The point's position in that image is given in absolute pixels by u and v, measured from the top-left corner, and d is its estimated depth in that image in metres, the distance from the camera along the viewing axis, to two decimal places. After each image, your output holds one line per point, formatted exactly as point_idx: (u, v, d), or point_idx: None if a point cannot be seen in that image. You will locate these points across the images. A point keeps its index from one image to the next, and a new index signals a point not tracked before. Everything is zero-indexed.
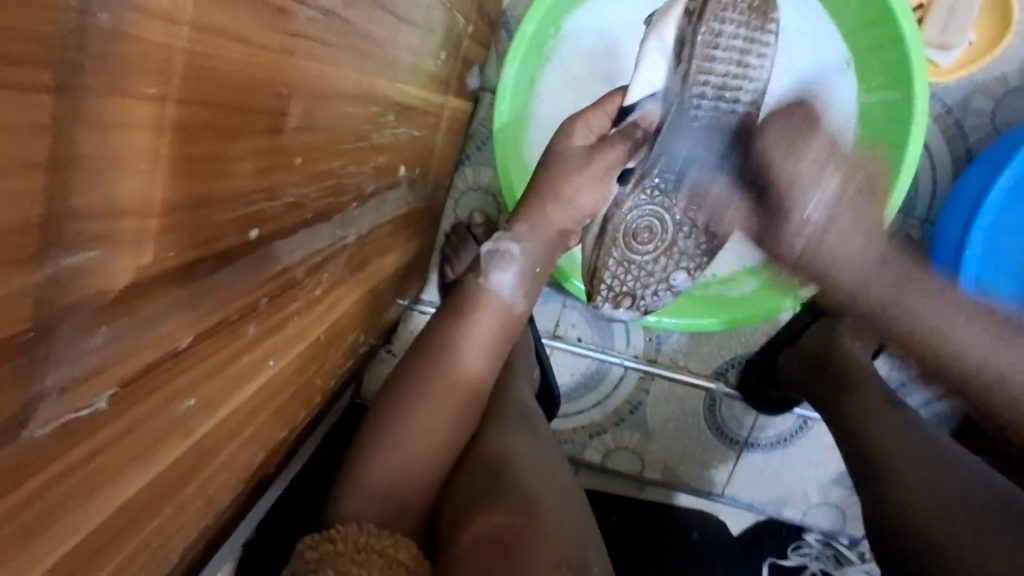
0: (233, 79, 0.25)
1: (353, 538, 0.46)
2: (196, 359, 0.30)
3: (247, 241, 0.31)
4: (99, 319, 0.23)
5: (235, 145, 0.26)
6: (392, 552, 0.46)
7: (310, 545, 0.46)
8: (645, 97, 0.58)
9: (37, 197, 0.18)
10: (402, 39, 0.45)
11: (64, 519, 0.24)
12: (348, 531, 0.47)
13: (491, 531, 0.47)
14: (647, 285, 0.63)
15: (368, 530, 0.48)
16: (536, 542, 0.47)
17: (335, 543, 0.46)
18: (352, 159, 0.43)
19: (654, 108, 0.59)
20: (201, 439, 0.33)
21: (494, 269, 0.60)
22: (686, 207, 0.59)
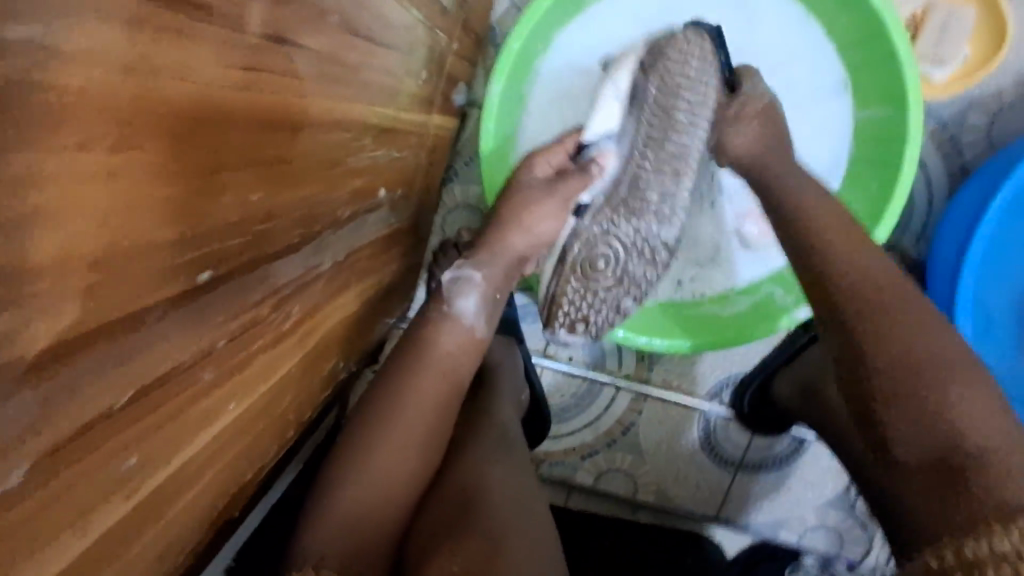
0: (169, 116, 0.22)
1: None
2: (142, 412, 0.28)
3: (202, 283, 0.29)
4: (18, 385, 0.20)
5: (179, 188, 0.24)
6: None
7: None
8: (600, 138, 0.64)
9: None
10: (378, 60, 0.43)
11: None
12: None
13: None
14: (601, 315, 0.64)
15: None
16: None
17: None
18: (323, 187, 0.41)
19: (608, 148, 0.64)
20: (151, 493, 0.31)
21: (458, 295, 0.60)
22: (643, 240, 0.62)
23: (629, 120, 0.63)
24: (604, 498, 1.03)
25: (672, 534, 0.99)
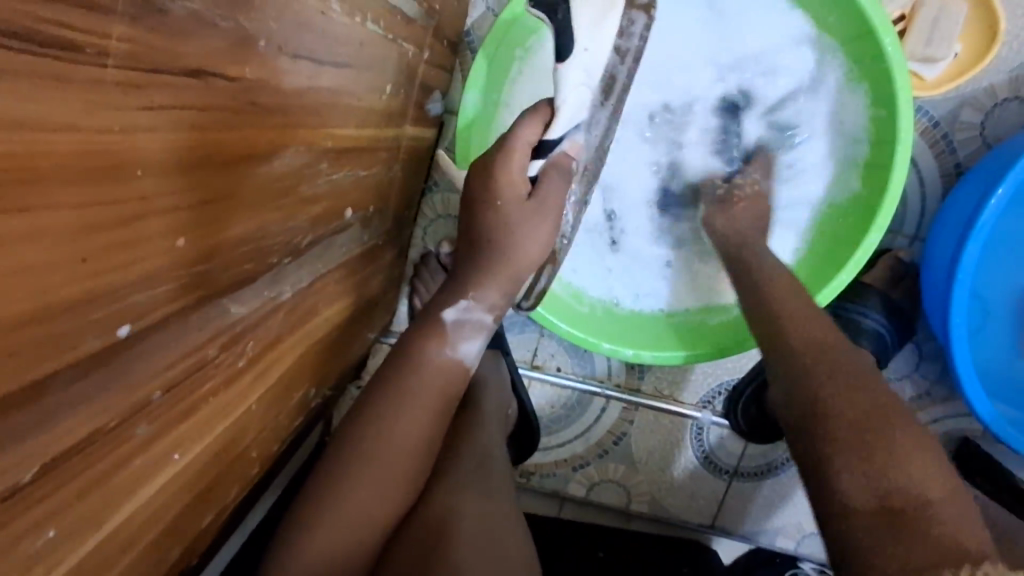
0: (53, 169, 0.20)
1: None
2: (56, 483, 0.26)
3: (123, 338, 0.27)
4: None
5: (72, 246, 0.22)
6: None
7: None
8: (569, 129, 0.51)
9: None
10: (329, 81, 0.40)
11: None
12: None
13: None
14: None
15: None
16: None
17: None
18: (272, 218, 0.38)
19: (577, 138, 0.53)
20: (78, 562, 0.29)
21: (462, 339, 0.56)
22: None
23: (600, 109, 0.53)
24: (597, 509, 1.01)
25: (667, 544, 0.97)
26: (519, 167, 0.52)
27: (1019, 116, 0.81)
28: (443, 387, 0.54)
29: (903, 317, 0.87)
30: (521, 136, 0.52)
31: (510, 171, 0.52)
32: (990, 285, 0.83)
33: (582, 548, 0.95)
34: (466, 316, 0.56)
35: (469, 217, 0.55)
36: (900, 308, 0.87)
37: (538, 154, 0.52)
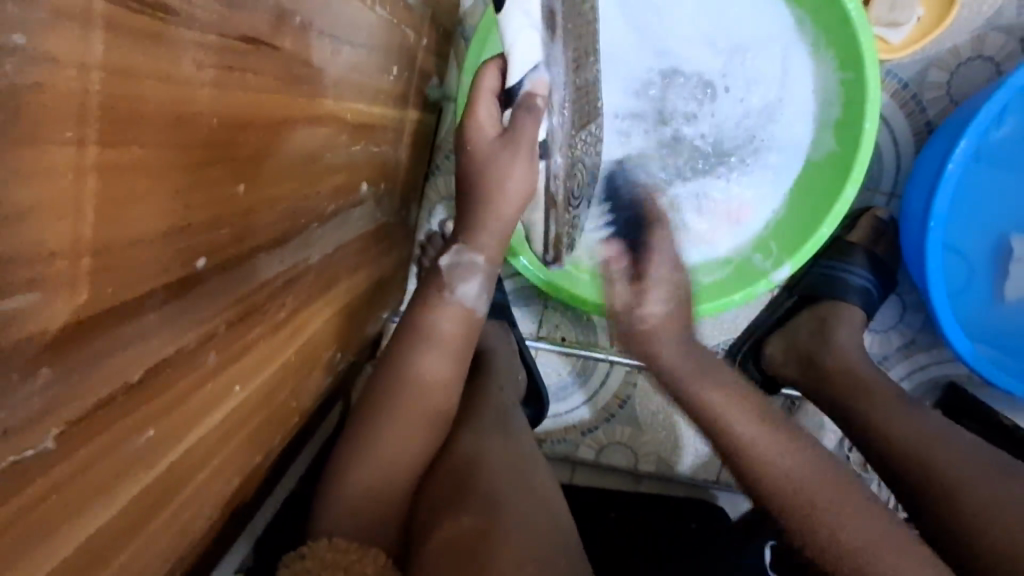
0: (157, 107, 0.25)
1: (321, 554, 0.46)
2: (153, 390, 0.31)
3: (199, 270, 0.32)
4: (43, 360, 0.23)
5: (169, 180, 0.27)
6: (356, 567, 0.45)
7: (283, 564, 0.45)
8: (528, 70, 0.54)
9: None
10: (346, 58, 0.45)
11: (22, 561, 0.24)
12: (317, 547, 0.46)
13: (459, 537, 0.47)
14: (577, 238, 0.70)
15: (336, 546, 0.47)
16: (506, 539, 0.48)
17: (304, 561, 0.45)
18: (305, 181, 0.43)
19: (539, 76, 0.54)
20: (168, 469, 0.33)
21: (459, 281, 0.61)
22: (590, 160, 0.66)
23: (554, 42, 0.53)
24: (607, 472, 1.06)
25: (675, 501, 1.02)
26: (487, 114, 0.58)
27: (982, 74, 0.87)
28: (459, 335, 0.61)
29: (888, 271, 0.92)
30: (484, 85, 0.58)
31: (480, 119, 0.59)
32: (963, 234, 0.88)
33: (594, 511, 0.97)
34: (458, 262, 0.62)
35: (475, 186, 0.60)
36: (884, 262, 0.92)
37: (507, 99, 0.57)
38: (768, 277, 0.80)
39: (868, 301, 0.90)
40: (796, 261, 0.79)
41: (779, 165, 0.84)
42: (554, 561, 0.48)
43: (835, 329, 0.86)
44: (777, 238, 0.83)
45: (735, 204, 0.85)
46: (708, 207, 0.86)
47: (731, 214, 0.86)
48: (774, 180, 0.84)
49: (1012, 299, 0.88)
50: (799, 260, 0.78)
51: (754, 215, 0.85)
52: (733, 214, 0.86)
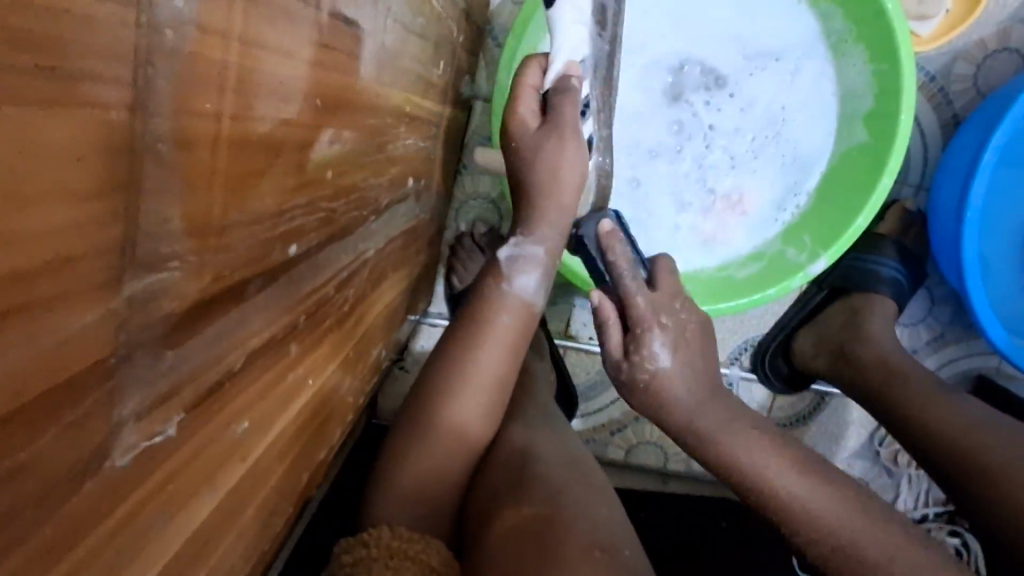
0: (271, 86, 0.24)
1: (386, 542, 0.48)
2: (250, 379, 0.30)
3: (290, 256, 0.32)
4: (169, 342, 0.22)
5: (276, 160, 0.26)
6: (423, 557, 0.47)
7: (345, 549, 0.48)
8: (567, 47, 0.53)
9: (115, 219, 0.18)
10: (409, 49, 0.45)
11: (147, 549, 0.24)
12: (380, 535, 0.48)
13: (523, 524, 0.49)
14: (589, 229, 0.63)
15: (400, 535, 0.49)
16: (571, 525, 0.49)
17: (368, 548, 0.47)
18: (371, 171, 0.43)
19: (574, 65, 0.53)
20: (256, 460, 0.33)
21: (517, 274, 0.58)
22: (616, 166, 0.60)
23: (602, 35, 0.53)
24: (635, 471, 1.05)
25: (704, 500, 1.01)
26: (530, 107, 0.56)
27: (1010, 66, 0.87)
28: (518, 332, 0.59)
29: (915, 260, 0.92)
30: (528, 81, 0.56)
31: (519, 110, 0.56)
32: (992, 231, 0.88)
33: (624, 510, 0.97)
34: (519, 254, 0.58)
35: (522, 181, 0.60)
36: (912, 252, 0.92)
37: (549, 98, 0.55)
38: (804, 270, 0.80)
39: (901, 292, 0.90)
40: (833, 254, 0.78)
41: (794, 160, 0.85)
42: (615, 549, 0.48)
43: (868, 322, 0.86)
44: (811, 231, 0.82)
45: (742, 195, 0.87)
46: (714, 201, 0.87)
47: (736, 204, 0.87)
48: (783, 172, 0.86)
49: None
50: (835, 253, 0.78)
51: (757, 207, 0.87)
52: (738, 204, 0.87)
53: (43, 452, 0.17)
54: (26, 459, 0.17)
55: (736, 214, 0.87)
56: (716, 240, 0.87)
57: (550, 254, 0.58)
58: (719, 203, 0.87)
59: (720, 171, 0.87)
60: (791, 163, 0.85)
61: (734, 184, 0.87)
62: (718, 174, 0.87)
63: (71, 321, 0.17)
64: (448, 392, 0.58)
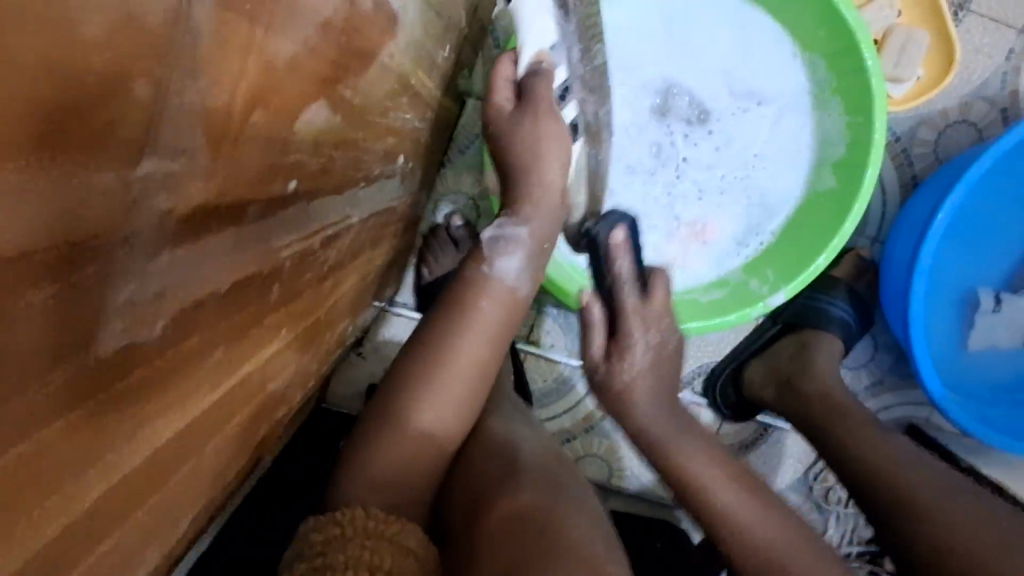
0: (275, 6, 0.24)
1: (361, 523, 0.49)
2: (231, 307, 0.30)
3: (289, 193, 0.32)
4: (167, 243, 0.23)
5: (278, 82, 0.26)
6: (400, 539, 0.49)
7: (316, 527, 0.49)
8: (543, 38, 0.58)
9: (122, 101, 0.19)
10: (421, 21, 0.46)
11: (111, 446, 0.25)
12: (355, 516, 0.50)
13: (512, 515, 0.52)
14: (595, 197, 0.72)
15: (376, 517, 0.50)
16: (561, 523, 0.52)
17: (342, 527, 0.49)
18: (372, 132, 0.43)
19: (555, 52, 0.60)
20: (221, 395, 0.33)
21: (500, 254, 0.62)
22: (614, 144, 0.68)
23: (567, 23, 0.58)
24: None
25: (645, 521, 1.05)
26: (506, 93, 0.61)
27: (967, 138, 0.93)
28: (499, 315, 0.62)
29: (866, 305, 0.97)
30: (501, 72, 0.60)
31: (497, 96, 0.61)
32: (938, 290, 0.94)
33: None
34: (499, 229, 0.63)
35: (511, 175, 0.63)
36: (864, 298, 0.97)
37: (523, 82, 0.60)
38: (764, 301, 0.83)
39: (849, 332, 0.95)
40: (792, 289, 0.82)
41: (760, 200, 0.89)
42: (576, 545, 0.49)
43: (815, 357, 0.90)
44: (773, 265, 0.86)
45: (709, 225, 0.90)
46: (679, 227, 0.90)
47: (701, 234, 0.90)
48: (748, 210, 0.90)
49: (975, 348, 0.97)
50: (795, 288, 0.82)
51: (721, 239, 0.90)
52: (703, 234, 0.90)
53: (29, 310, 0.18)
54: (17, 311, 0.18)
55: (699, 243, 0.90)
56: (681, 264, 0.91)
57: (532, 236, 0.63)
58: (684, 230, 0.90)
59: (691, 199, 0.90)
60: (758, 202, 0.89)
61: (701, 214, 0.90)
62: (689, 202, 0.90)
63: (60, 184, 0.18)
64: (434, 372, 0.60)
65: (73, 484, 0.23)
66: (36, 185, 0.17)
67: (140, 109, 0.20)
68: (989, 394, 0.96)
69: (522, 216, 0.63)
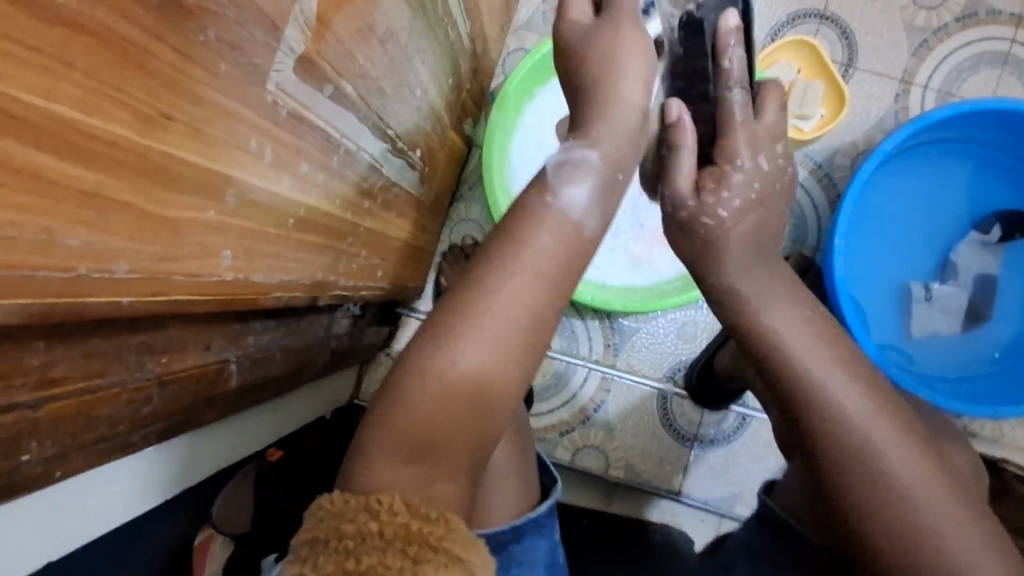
0: None
1: (370, 516, 0.48)
2: (311, 142, 0.52)
3: (345, 93, 0.55)
4: (299, 68, 0.46)
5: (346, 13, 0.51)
6: (402, 540, 0.47)
7: (331, 501, 0.50)
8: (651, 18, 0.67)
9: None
10: (427, 41, 0.73)
11: (261, 167, 0.45)
12: (369, 504, 0.49)
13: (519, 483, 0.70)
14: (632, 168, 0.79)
15: (386, 512, 0.48)
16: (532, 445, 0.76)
17: (353, 511, 0.48)
18: (392, 100, 0.68)
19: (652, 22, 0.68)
20: (301, 204, 0.53)
21: (566, 184, 0.60)
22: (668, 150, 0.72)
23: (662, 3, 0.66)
24: (581, 472, 1.21)
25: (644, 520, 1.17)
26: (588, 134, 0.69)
27: None
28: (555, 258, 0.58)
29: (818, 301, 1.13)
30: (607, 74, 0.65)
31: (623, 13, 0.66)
32: (867, 282, 1.15)
33: (567, 518, 1.12)
34: (568, 158, 0.62)
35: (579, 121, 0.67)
36: (812, 293, 1.14)
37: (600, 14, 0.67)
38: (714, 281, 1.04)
39: None
40: None
41: None
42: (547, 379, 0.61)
43: None
44: None
45: None
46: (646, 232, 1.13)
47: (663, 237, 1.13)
48: None
49: (916, 335, 1.13)
50: None
51: None
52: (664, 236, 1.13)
53: (260, 61, 0.41)
54: (257, 55, 0.40)
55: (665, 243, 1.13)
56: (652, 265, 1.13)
57: (603, 161, 0.62)
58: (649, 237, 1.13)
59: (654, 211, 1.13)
60: None
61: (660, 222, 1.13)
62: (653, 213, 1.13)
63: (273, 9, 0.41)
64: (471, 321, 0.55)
65: (247, 175, 0.43)
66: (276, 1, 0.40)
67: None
68: (936, 374, 1.10)
69: (589, 141, 0.62)
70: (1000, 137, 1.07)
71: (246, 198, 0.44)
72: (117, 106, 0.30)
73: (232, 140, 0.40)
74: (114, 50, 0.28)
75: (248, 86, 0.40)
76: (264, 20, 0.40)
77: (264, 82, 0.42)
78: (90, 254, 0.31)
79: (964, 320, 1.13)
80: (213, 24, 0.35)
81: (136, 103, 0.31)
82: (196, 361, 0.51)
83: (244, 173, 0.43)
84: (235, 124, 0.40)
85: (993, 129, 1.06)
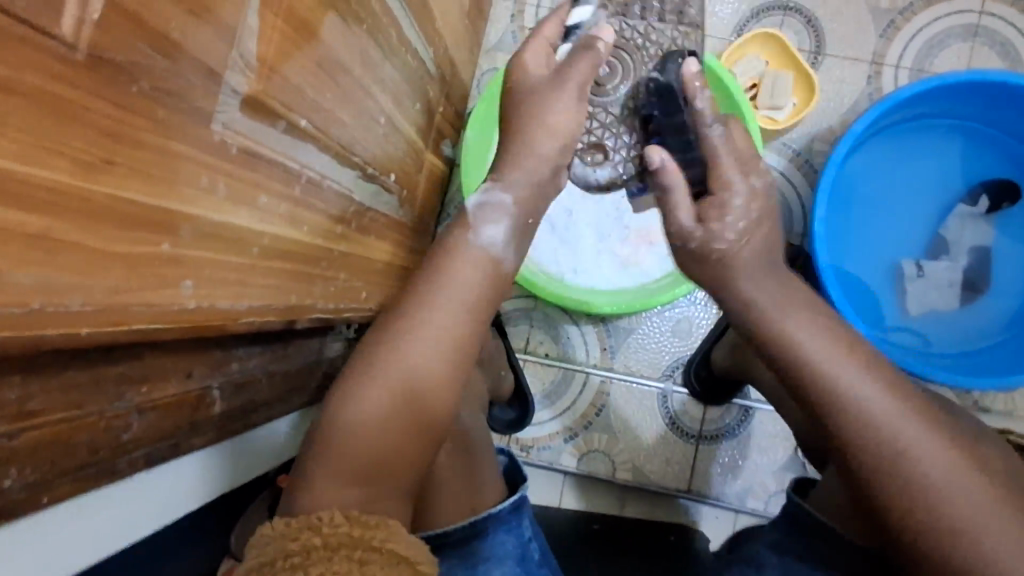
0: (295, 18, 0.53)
1: (314, 530, 0.51)
2: (268, 174, 0.55)
3: (301, 126, 0.59)
4: (246, 108, 0.50)
5: (292, 53, 0.54)
6: (345, 547, 0.49)
7: (273, 527, 0.52)
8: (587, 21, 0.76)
9: (241, 34, 0.47)
10: (385, 71, 0.76)
11: (214, 201, 0.48)
12: (312, 523, 0.52)
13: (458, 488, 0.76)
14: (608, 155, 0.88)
15: (326, 529, 0.51)
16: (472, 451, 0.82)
17: (295, 530, 0.51)
18: (354, 129, 0.71)
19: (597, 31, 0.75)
20: (264, 233, 0.57)
21: (482, 224, 0.73)
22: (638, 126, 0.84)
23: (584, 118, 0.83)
24: (589, 478, 1.21)
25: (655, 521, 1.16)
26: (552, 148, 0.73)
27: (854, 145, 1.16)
28: (472, 290, 0.71)
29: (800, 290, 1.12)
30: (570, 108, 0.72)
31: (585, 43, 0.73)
32: (859, 263, 1.14)
33: (578, 524, 1.13)
34: (486, 200, 0.75)
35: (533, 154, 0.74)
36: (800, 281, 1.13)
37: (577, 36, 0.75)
38: None
39: None
40: None
41: None
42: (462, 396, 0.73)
43: None
44: None
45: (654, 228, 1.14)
46: (629, 232, 1.15)
47: (646, 238, 1.14)
48: None
49: (914, 313, 1.12)
50: None
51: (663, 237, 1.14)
52: (647, 236, 1.14)
53: (202, 103, 0.44)
54: (198, 99, 0.44)
55: (648, 242, 1.14)
56: (636, 265, 1.14)
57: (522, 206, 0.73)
58: (632, 237, 1.15)
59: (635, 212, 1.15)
60: None
61: (643, 222, 1.15)
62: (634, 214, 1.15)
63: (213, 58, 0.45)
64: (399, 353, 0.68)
65: (201, 210, 0.47)
66: (213, 50, 0.44)
67: (247, 39, 0.47)
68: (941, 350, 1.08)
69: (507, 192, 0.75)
70: (977, 107, 1.06)
71: (203, 231, 0.48)
72: (57, 156, 0.33)
73: (181, 178, 0.44)
74: (48, 105, 0.32)
75: (193, 128, 0.44)
76: (202, 67, 0.43)
77: (209, 124, 0.46)
78: (44, 289, 0.35)
79: (961, 292, 1.12)
80: (146, 76, 0.38)
81: (77, 153, 0.34)
82: (177, 388, 0.55)
83: (197, 208, 0.46)
84: (183, 163, 0.44)
85: (969, 101, 1.05)
